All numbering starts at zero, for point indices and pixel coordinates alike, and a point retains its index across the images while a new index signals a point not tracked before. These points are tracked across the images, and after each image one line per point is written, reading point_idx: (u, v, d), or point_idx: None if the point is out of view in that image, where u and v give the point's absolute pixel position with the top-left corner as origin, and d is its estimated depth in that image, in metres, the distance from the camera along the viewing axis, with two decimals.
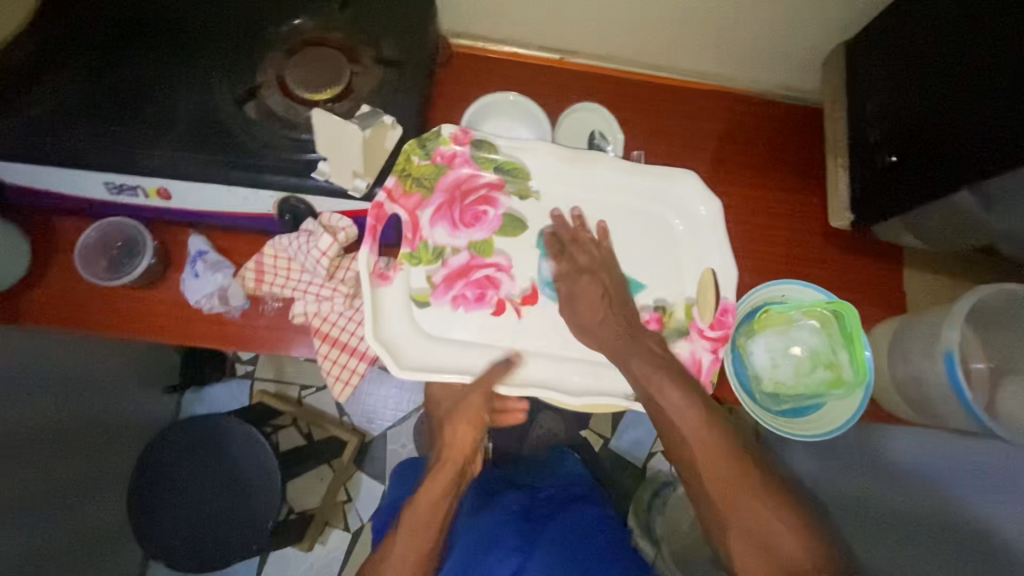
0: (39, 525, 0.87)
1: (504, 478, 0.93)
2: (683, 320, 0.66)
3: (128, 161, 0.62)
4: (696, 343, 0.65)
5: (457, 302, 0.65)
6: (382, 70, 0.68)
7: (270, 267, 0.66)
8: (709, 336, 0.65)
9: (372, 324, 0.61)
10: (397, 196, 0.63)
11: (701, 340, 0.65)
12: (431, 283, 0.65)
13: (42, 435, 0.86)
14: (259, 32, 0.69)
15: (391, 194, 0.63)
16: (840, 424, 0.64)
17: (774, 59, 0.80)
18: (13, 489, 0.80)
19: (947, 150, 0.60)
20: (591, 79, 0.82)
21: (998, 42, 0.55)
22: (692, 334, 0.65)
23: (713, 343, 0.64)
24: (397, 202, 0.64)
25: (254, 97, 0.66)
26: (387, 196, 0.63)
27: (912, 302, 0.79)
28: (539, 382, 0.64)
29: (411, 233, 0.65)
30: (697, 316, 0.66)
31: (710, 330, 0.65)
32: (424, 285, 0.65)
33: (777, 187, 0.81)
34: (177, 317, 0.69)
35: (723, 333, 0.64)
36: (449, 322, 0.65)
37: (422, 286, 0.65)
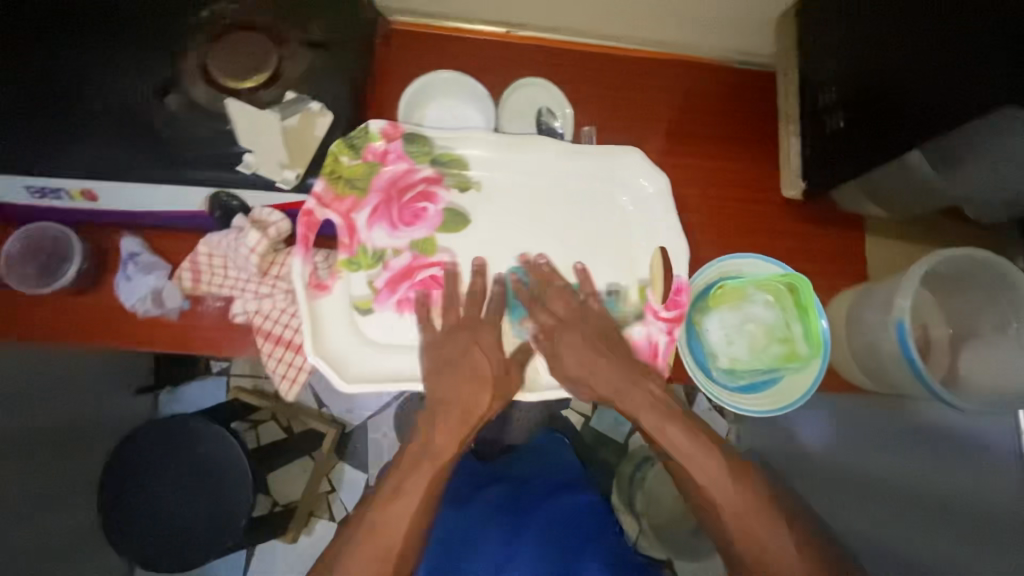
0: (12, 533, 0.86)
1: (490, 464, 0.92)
2: (637, 302, 0.65)
3: (47, 163, 0.60)
4: (651, 326, 0.63)
5: (402, 306, 0.61)
6: (310, 53, 0.65)
7: (206, 267, 0.64)
8: (664, 317, 0.63)
9: (310, 338, 0.58)
10: (328, 201, 0.60)
11: (656, 322, 0.63)
12: (374, 289, 0.61)
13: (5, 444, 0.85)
14: (177, 18, 0.64)
15: (320, 200, 0.60)
16: (794, 399, 0.64)
17: (728, 23, 0.77)
18: None
19: (896, 110, 0.58)
20: (539, 52, 0.78)
21: None
22: (647, 316, 0.64)
23: (668, 324, 0.63)
24: (330, 208, 0.60)
25: (176, 89, 0.62)
26: (317, 202, 0.60)
27: (873, 270, 0.78)
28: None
29: (347, 238, 0.61)
30: (651, 296, 0.64)
31: (664, 311, 0.63)
32: (367, 292, 0.61)
33: (733, 157, 0.78)
34: (115, 323, 0.67)
35: (677, 313, 0.62)
36: (398, 330, 0.61)
37: (364, 292, 0.61)
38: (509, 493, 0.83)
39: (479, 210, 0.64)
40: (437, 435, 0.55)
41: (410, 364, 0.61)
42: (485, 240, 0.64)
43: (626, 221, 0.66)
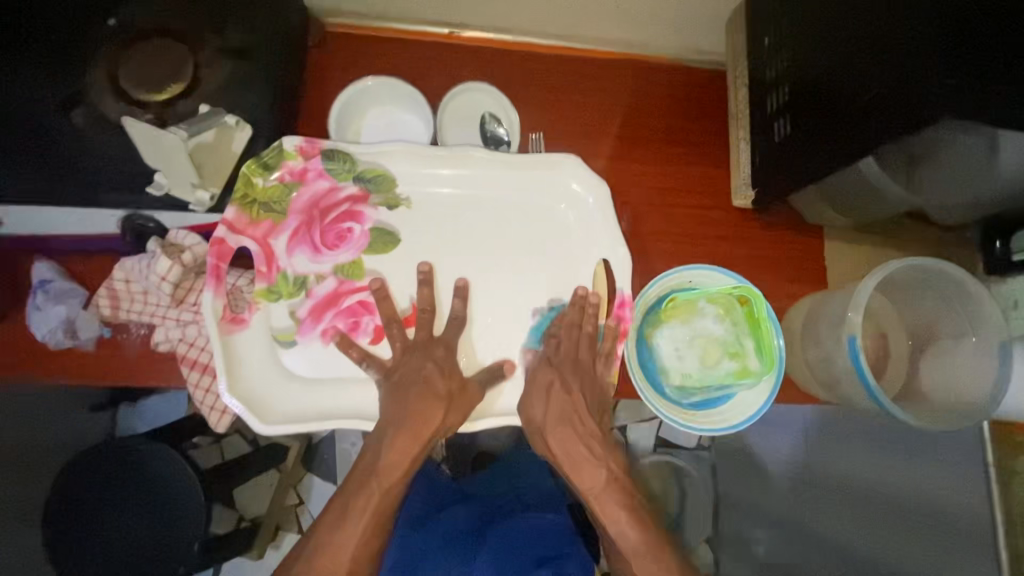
0: None
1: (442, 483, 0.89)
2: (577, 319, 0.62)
3: None
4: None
5: (328, 336, 0.58)
6: (229, 62, 0.61)
7: (124, 293, 0.60)
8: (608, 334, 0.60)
9: (224, 376, 0.54)
10: (241, 227, 0.56)
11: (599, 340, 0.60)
12: (296, 319, 0.58)
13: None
14: (82, 23, 0.59)
15: (232, 226, 0.56)
16: (744, 419, 0.62)
17: (680, 22, 0.74)
18: None
19: (843, 115, 0.55)
20: (483, 55, 0.75)
21: None
22: None
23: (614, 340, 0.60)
24: (244, 234, 0.57)
25: (82, 104, 0.58)
26: (228, 229, 0.56)
27: (832, 277, 0.76)
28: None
29: (264, 266, 0.57)
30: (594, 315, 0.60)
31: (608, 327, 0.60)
32: (289, 323, 0.57)
33: (685, 163, 0.75)
34: (27, 354, 0.62)
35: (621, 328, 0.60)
36: (324, 364, 0.58)
37: (286, 324, 0.57)
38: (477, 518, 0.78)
39: (414, 227, 0.60)
40: (385, 452, 0.52)
41: (338, 398, 0.58)
42: (417, 259, 0.60)
43: (570, 233, 0.62)
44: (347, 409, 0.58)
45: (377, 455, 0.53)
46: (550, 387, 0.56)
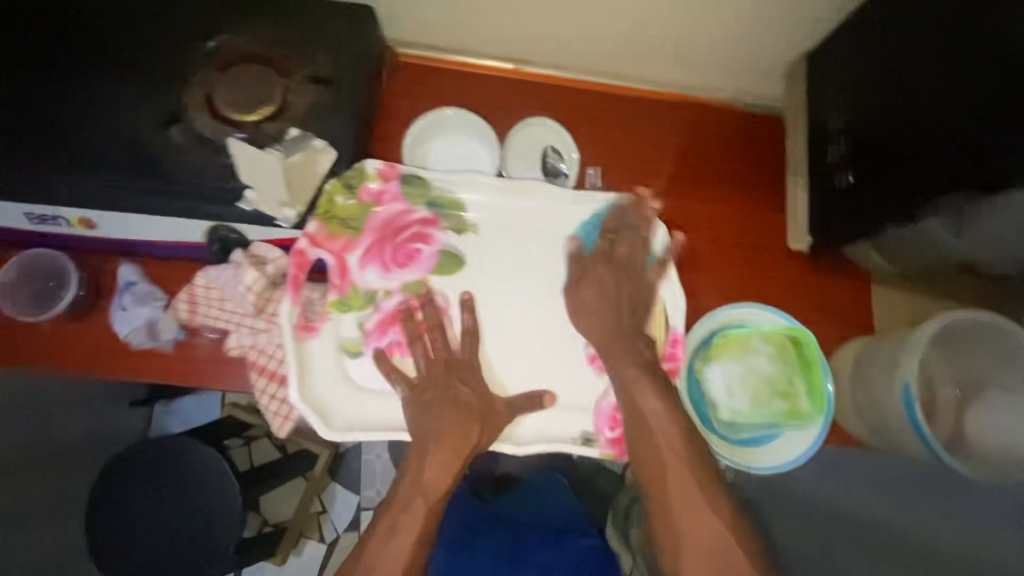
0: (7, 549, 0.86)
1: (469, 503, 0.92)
2: None
3: (51, 191, 0.59)
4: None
5: (392, 349, 0.60)
6: (317, 89, 0.65)
7: (203, 299, 0.64)
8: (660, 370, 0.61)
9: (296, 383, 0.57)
10: (321, 241, 0.59)
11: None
12: (363, 331, 0.60)
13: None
14: (185, 47, 0.64)
15: (314, 239, 0.59)
16: (791, 457, 0.63)
17: (739, 69, 0.76)
18: None
19: (907, 173, 0.57)
20: (547, 91, 0.78)
21: (962, 65, 0.52)
22: None
23: None
24: (322, 247, 0.60)
25: (181, 121, 0.62)
26: (309, 242, 0.59)
27: (880, 323, 0.76)
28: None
29: (338, 279, 0.60)
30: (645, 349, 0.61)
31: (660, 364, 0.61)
32: (356, 334, 0.60)
33: (737, 202, 0.78)
34: (104, 351, 0.66)
35: (672, 367, 0.62)
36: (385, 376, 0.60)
37: (353, 334, 0.60)
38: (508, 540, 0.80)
39: (479, 252, 0.63)
40: (428, 468, 0.54)
41: (395, 413, 0.59)
42: (477, 282, 0.63)
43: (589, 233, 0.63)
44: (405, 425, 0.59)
45: (422, 471, 0.53)
46: (591, 280, 0.62)
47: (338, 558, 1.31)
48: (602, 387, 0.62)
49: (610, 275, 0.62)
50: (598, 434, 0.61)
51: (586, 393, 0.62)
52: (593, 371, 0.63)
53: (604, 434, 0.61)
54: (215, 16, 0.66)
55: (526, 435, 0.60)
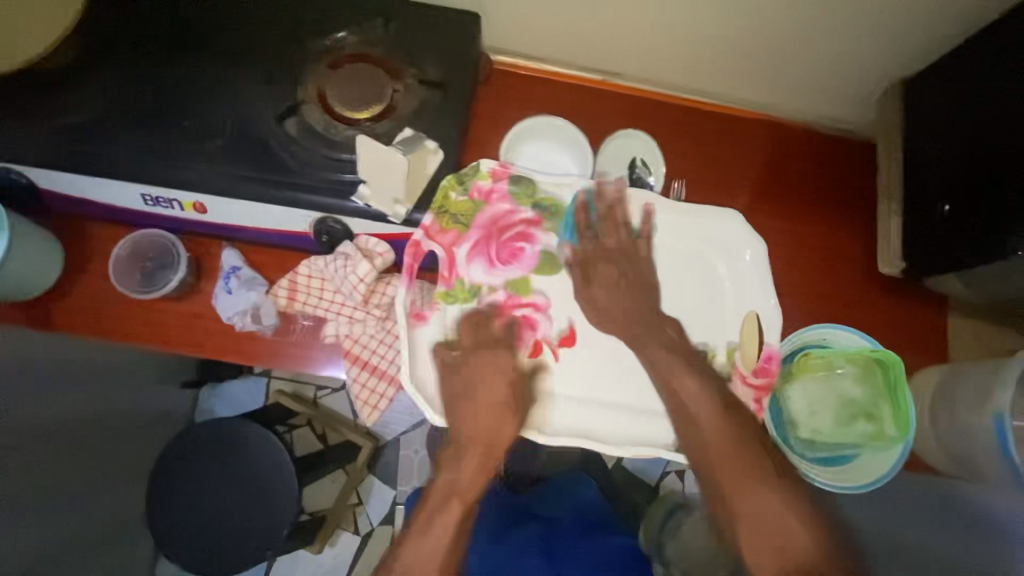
0: (51, 519, 0.88)
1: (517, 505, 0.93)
2: (726, 365, 0.64)
3: (169, 175, 0.61)
4: (739, 391, 0.63)
5: (493, 344, 0.63)
6: (425, 91, 0.66)
7: (304, 286, 0.67)
8: (753, 383, 0.63)
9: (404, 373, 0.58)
10: (434, 234, 0.61)
11: (745, 388, 0.63)
12: (467, 325, 0.63)
13: (48, 432, 0.86)
14: (301, 44, 0.66)
15: (428, 231, 0.61)
16: (871, 480, 0.63)
17: (827, 93, 0.77)
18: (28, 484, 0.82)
19: (1013, 205, 0.57)
20: (635, 103, 0.80)
21: None
22: (735, 380, 0.63)
23: (756, 391, 0.63)
24: (434, 240, 0.62)
25: (295, 114, 0.64)
26: (423, 233, 0.61)
27: (955, 353, 0.76)
28: (578, 431, 0.62)
29: (447, 272, 0.62)
30: (739, 361, 0.64)
31: (753, 377, 0.63)
32: (460, 327, 0.62)
33: (818, 222, 0.78)
34: (206, 333, 0.69)
35: (765, 382, 0.63)
36: None
37: (458, 327, 0.62)
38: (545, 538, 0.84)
39: (578, 259, 0.64)
40: (463, 469, 0.56)
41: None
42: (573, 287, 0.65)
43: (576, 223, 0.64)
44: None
45: (456, 473, 0.56)
46: (601, 271, 0.64)
47: (371, 552, 1.31)
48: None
49: (618, 269, 0.64)
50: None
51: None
52: None
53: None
54: (329, 15, 0.68)
55: (618, 439, 0.62)
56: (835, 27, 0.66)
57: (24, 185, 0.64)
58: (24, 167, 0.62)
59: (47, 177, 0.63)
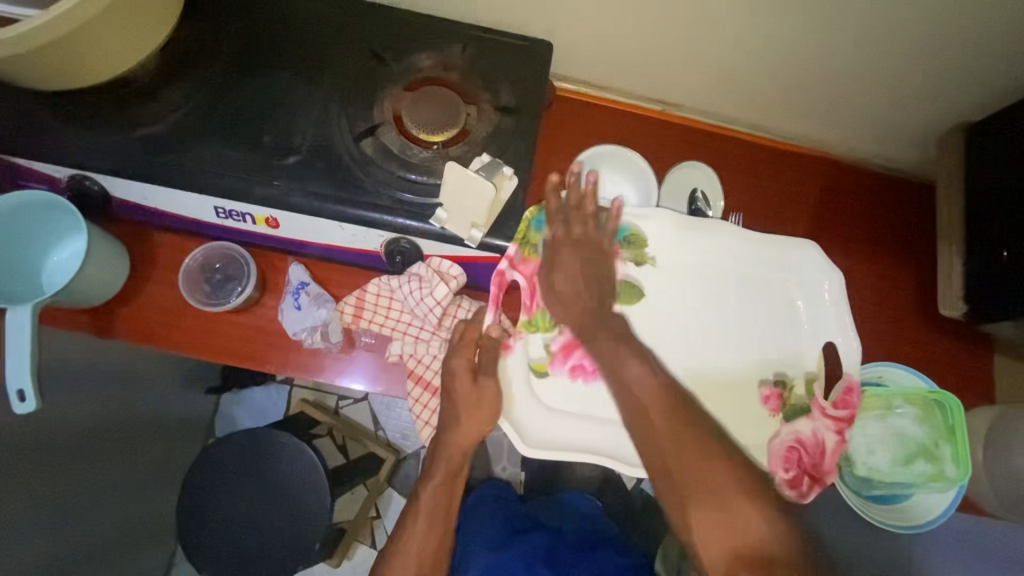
0: (82, 521, 0.87)
1: (528, 516, 0.95)
2: (805, 396, 0.65)
3: (244, 189, 0.62)
4: (817, 423, 0.64)
5: (576, 372, 0.65)
6: (499, 116, 0.67)
7: (371, 304, 0.68)
8: (833, 415, 0.63)
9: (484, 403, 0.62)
10: (518, 264, 0.63)
11: (823, 420, 0.63)
12: (549, 353, 0.65)
13: (88, 435, 0.86)
14: (378, 65, 0.67)
15: (513, 261, 0.62)
16: (932, 519, 0.64)
17: (882, 134, 0.79)
18: (66, 486, 0.81)
19: None
20: (693, 134, 0.81)
21: None
22: (813, 413, 0.64)
23: (837, 423, 0.63)
24: (517, 270, 0.63)
25: (372, 135, 0.65)
26: (508, 263, 0.62)
27: (1000, 394, 0.77)
28: None
29: (529, 301, 0.64)
30: (818, 392, 0.64)
31: (833, 409, 0.63)
32: (543, 355, 0.65)
33: (874, 261, 0.80)
34: (267, 346, 0.70)
35: (848, 413, 0.62)
36: (567, 395, 0.65)
37: (539, 355, 0.65)
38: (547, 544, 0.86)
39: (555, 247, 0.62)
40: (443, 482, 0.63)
41: (577, 436, 0.64)
42: (656, 316, 0.66)
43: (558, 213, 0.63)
44: (585, 447, 0.64)
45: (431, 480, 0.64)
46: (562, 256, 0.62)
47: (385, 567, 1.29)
48: (773, 428, 0.64)
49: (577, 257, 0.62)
50: (773, 474, 0.63)
51: (758, 431, 0.64)
52: (768, 411, 0.64)
53: (780, 474, 0.62)
54: (405, 37, 0.69)
55: None
56: (901, 70, 0.68)
57: (97, 192, 0.65)
58: (100, 175, 0.63)
59: (123, 186, 0.63)
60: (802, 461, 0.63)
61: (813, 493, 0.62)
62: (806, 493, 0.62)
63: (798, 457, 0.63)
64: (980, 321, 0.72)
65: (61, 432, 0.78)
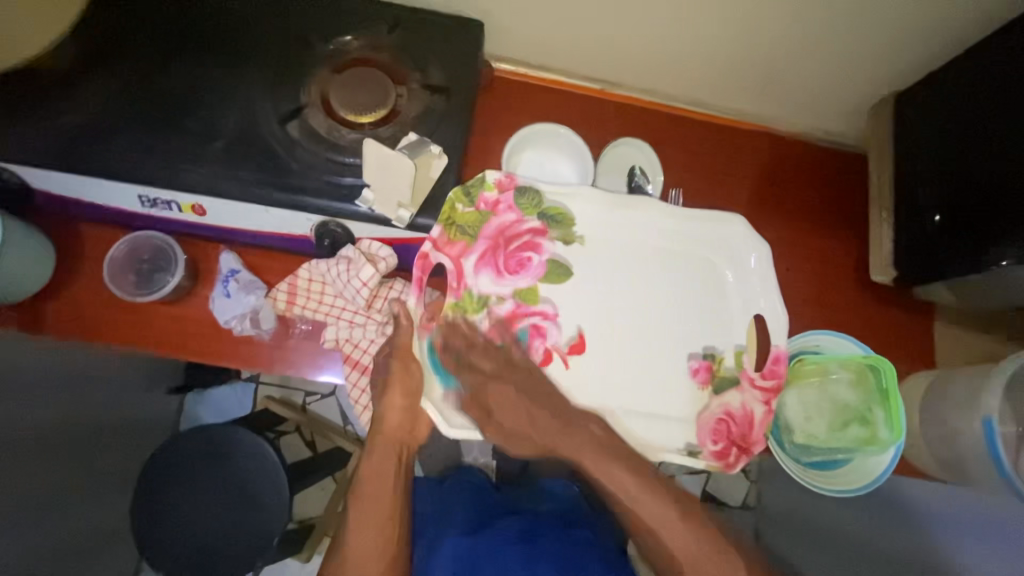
0: (44, 527, 0.85)
1: (501, 503, 0.88)
2: (733, 368, 0.65)
3: (168, 176, 0.60)
4: (746, 394, 0.65)
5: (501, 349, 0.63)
6: (429, 96, 0.66)
7: (304, 290, 0.68)
8: (760, 386, 0.64)
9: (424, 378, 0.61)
10: (441, 246, 0.62)
11: (752, 391, 0.65)
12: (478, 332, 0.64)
13: (43, 442, 0.83)
14: (305, 48, 0.66)
15: (436, 244, 0.62)
16: (867, 481, 0.65)
17: (821, 106, 0.79)
18: (25, 495, 0.80)
19: (998, 221, 0.59)
20: (634, 113, 0.81)
21: None
22: (742, 384, 0.65)
23: (765, 395, 0.64)
24: (442, 252, 0.62)
25: (298, 117, 0.64)
26: (432, 245, 0.62)
27: (941, 359, 0.78)
28: None
29: (455, 283, 0.63)
30: (746, 364, 0.65)
31: (760, 380, 0.64)
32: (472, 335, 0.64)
33: (817, 234, 0.81)
34: (205, 338, 0.69)
35: (775, 384, 0.64)
36: None
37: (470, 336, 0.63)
38: (524, 527, 0.80)
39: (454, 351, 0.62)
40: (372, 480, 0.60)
41: None
42: (587, 293, 0.66)
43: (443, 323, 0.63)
44: None
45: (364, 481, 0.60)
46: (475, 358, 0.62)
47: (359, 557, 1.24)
48: (703, 399, 0.65)
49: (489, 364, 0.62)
50: (701, 447, 0.64)
51: (687, 405, 0.64)
52: (696, 384, 0.65)
53: (707, 447, 0.64)
54: (333, 19, 0.68)
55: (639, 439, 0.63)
56: (829, 42, 0.68)
57: (18, 185, 0.63)
58: (18, 167, 0.61)
59: (43, 177, 0.62)
60: (731, 433, 0.64)
61: (740, 462, 0.64)
62: (733, 463, 0.64)
63: (727, 428, 0.64)
64: (910, 283, 0.73)
65: (15, 438, 0.77)
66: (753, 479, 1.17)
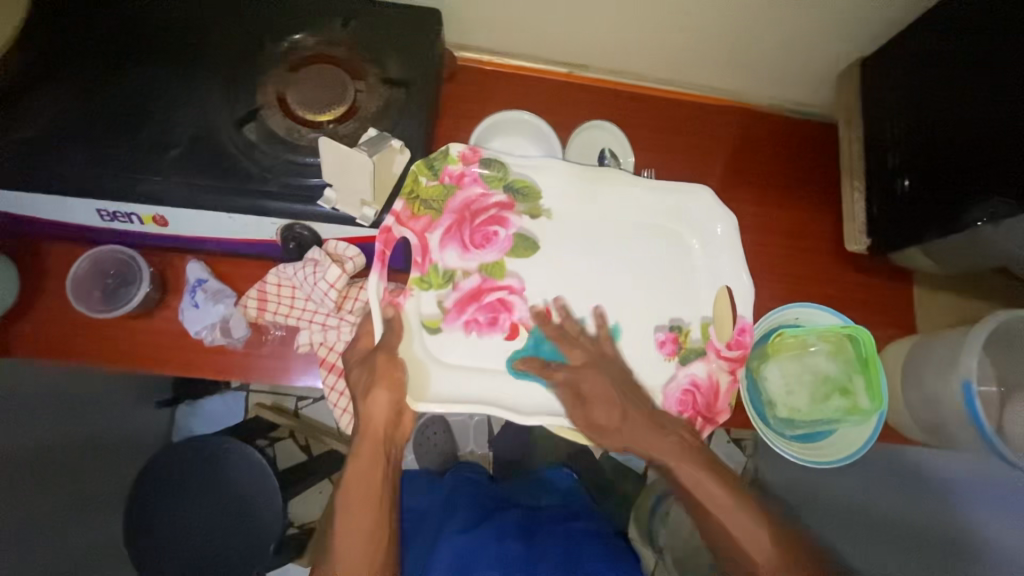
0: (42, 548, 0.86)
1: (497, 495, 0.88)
2: (699, 339, 0.65)
3: (124, 188, 0.59)
4: (713, 364, 0.64)
5: (469, 327, 0.63)
6: (388, 88, 0.64)
7: (273, 295, 0.66)
8: (726, 357, 0.64)
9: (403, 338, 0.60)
10: (405, 220, 0.61)
11: (718, 361, 0.64)
12: (442, 309, 0.62)
13: (30, 465, 0.83)
14: (259, 47, 0.65)
15: (399, 218, 0.60)
16: (850, 452, 0.65)
17: (791, 75, 0.78)
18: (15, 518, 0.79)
19: (965, 183, 0.59)
20: (603, 95, 0.80)
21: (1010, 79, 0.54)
22: (708, 355, 0.65)
23: (730, 364, 0.64)
24: (406, 226, 0.61)
25: (255, 119, 0.62)
26: (395, 220, 0.60)
27: (922, 322, 0.79)
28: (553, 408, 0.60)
29: (420, 258, 0.62)
30: (712, 335, 0.65)
31: (726, 351, 0.64)
32: (436, 311, 0.62)
33: (789, 206, 0.80)
34: (178, 349, 0.68)
35: (740, 354, 0.64)
36: (467, 348, 0.62)
37: (433, 312, 0.62)
38: (523, 522, 0.80)
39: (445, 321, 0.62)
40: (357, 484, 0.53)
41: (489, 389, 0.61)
42: (559, 275, 0.65)
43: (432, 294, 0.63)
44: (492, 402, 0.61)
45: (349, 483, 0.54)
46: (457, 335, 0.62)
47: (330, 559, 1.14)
48: (670, 371, 0.64)
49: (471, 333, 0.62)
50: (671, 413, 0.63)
51: (655, 375, 0.64)
52: (662, 355, 0.65)
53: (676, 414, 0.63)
54: (286, 15, 0.66)
55: None
56: (794, 10, 0.67)
57: None
58: None
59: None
60: (697, 403, 0.64)
61: (705, 431, 0.64)
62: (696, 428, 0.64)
63: (693, 399, 0.64)
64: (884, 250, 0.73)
65: None
66: (748, 454, 1.17)
